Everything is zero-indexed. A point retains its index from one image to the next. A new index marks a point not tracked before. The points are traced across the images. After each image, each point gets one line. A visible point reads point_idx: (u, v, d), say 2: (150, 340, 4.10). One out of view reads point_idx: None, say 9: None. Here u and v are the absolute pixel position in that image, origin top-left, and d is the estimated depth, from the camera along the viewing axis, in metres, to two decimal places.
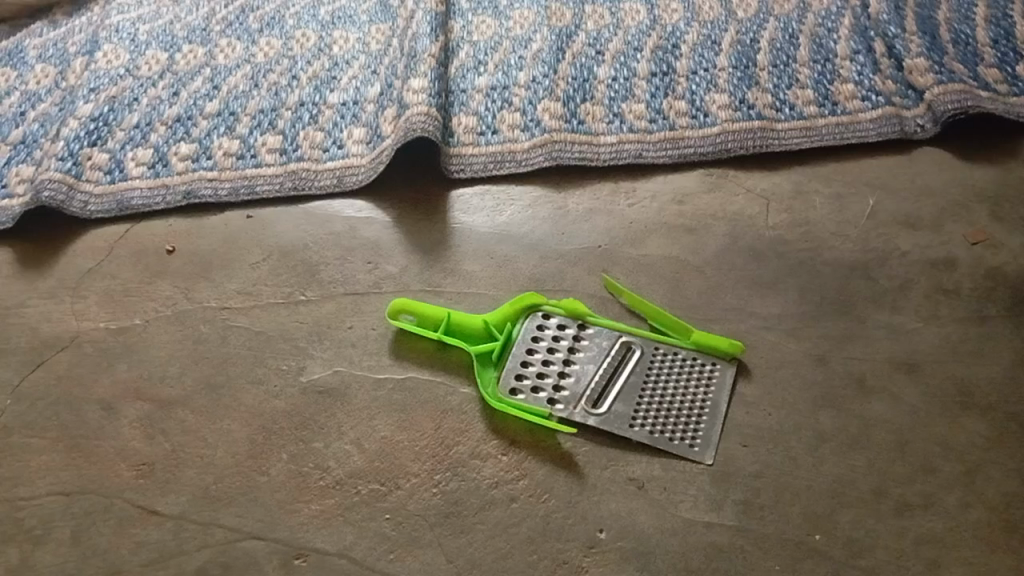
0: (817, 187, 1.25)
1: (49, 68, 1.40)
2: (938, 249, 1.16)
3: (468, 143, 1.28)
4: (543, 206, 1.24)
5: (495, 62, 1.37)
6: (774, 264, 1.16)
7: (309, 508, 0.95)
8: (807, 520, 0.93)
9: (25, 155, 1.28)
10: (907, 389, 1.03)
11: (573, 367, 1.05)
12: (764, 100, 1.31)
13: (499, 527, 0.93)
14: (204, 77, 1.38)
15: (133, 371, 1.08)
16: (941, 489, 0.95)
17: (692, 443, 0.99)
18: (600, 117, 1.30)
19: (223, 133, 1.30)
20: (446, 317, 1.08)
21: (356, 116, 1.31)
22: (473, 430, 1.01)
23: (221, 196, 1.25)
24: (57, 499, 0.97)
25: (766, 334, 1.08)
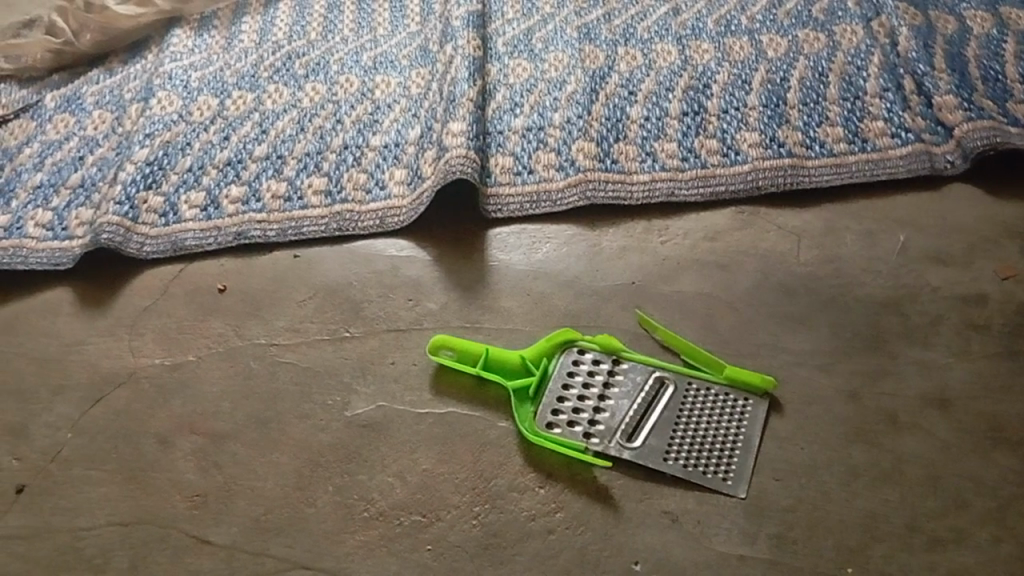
0: (847, 223, 1.27)
1: (106, 114, 1.48)
2: (969, 284, 1.18)
3: (506, 183, 1.32)
4: (578, 244, 1.28)
5: (531, 104, 1.42)
6: (806, 300, 1.18)
7: (354, 539, 0.99)
8: (839, 553, 0.94)
9: (85, 199, 1.35)
10: (940, 424, 1.04)
11: (609, 402, 1.08)
12: (794, 138, 1.34)
13: (537, 559, 0.96)
14: (253, 122, 1.44)
15: (187, 406, 1.13)
16: (974, 525, 0.96)
17: (725, 476, 1.01)
18: (633, 156, 1.34)
19: (272, 175, 1.36)
20: (485, 353, 1.12)
21: (398, 158, 1.36)
22: (511, 463, 1.04)
23: (269, 236, 1.31)
24: (115, 529, 1.02)
25: (798, 369, 1.10)
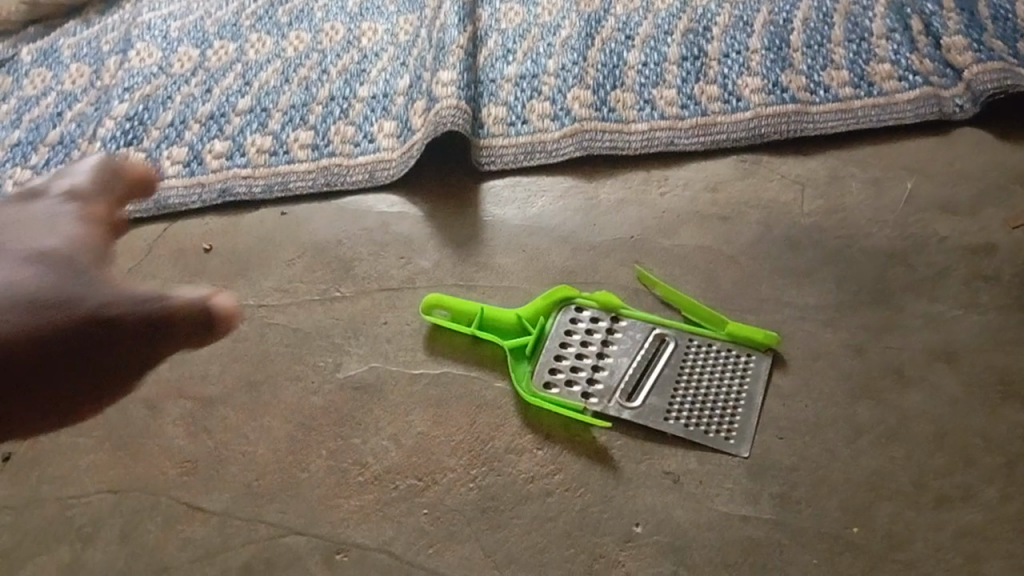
0: (853, 171, 1.22)
1: (84, 67, 1.42)
2: (979, 234, 1.14)
3: (499, 134, 1.27)
4: (574, 196, 1.23)
5: (524, 51, 1.36)
6: (811, 252, 1.14)
7: (349, 504, 0.97)
8: (845, 512, 0.93)
9: (63, 156, 1.30)
10: (948, 380, 1.01)
11: (607, 361, 1.06)
12: (798, 82, 1.29)
13: (536, 521, 0.94)
14: (235, 74, 1.39)
15: (175, 371, 1.10)
16: (982, 481, 0.94)
17: (728, 435, 0.98)
18: (630, 104, 1.29)
19: (256, 129, 1.31)
20: (480, 312, 1.09)
21: (387, 109, 1.31)
22: (509, 424, 1.01)
23: (255, 193, 1.26)
24: (105, 497, 1.00)
25: (802, 324, 1.08)
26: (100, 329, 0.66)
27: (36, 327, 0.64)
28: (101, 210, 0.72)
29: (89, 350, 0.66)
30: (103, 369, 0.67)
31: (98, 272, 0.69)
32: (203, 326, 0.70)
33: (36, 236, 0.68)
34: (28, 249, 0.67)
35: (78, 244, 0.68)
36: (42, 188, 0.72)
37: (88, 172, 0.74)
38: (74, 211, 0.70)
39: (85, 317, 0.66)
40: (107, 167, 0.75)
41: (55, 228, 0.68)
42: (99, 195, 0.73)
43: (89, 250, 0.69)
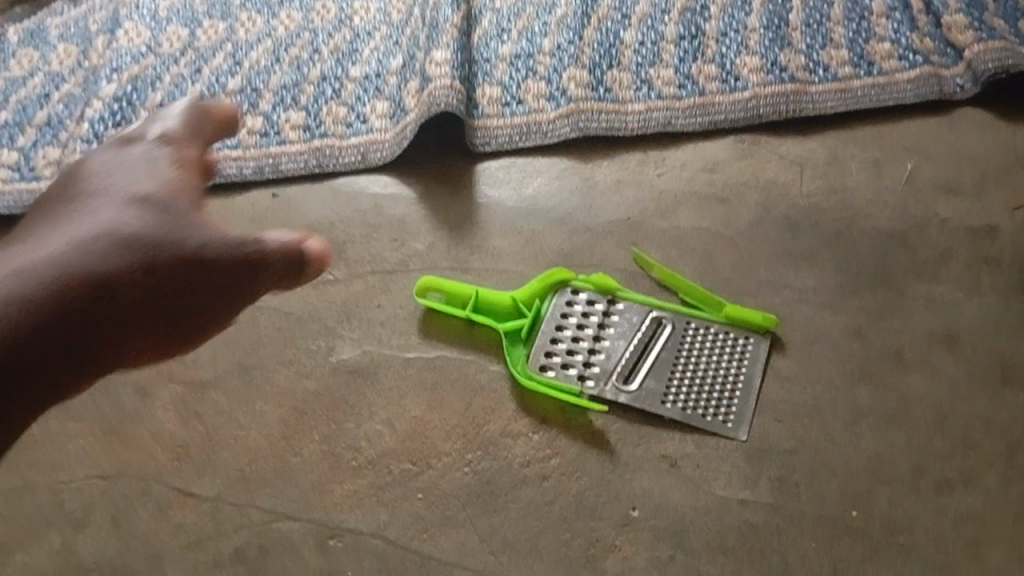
0: (853, 152, 1.21)
1: (71, 47, 1.39)
2: (980, 215, 1.13)
3: (494, 114, 1.25)
4: (570, 177, 1.22)
5: (519, 30, 1.34)
6: (810, 234, 1.13)
7: (343, 489, 0.96)
8: (844, 496, 0.92)
9: (51, 137, 1.29)
10: (948, 363, 1.00)
11: (604, 344, 1.04)
12: (797, 62, 1.27)
13: (532, 506, 0.93)
14: (226, 53, 1.36)
15: None
16: (982, 465, 0.93)
17: (726, 419, 0.97)
18: (627, 84, 1.27)
19: (247, 110, 1.29)
20: (475, 295, 1.07)
21: (380, 89, 1.29)
22: (504, 408, 1.00)
23: (246, 174, 1.24)
24: (95, 483, 0.99)
25: (801, 307, 1.06)
26: (181, 268, 0.56)
27: (134, 266, 0.54)
28: (194, 155, 0.60)
29: (172, 292, 0.56)
30: (171, 314, 0.57)
31: (194, 216, 0.57)
32: (288, 263, 0.58)
33: (129, 181, 0.58)
34: (131, 192, 0.57)
35: (180, 191, 0.58)
36: (136, 134, 0.61)
37: (179, 117, 0.62)
38: (168, 156, 0.59)
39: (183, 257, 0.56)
40: (193, 110, 0.63)
41: (146, 172, 0.58)
42: (192, 142, 0.61)
43: (185, 199, 0.58)
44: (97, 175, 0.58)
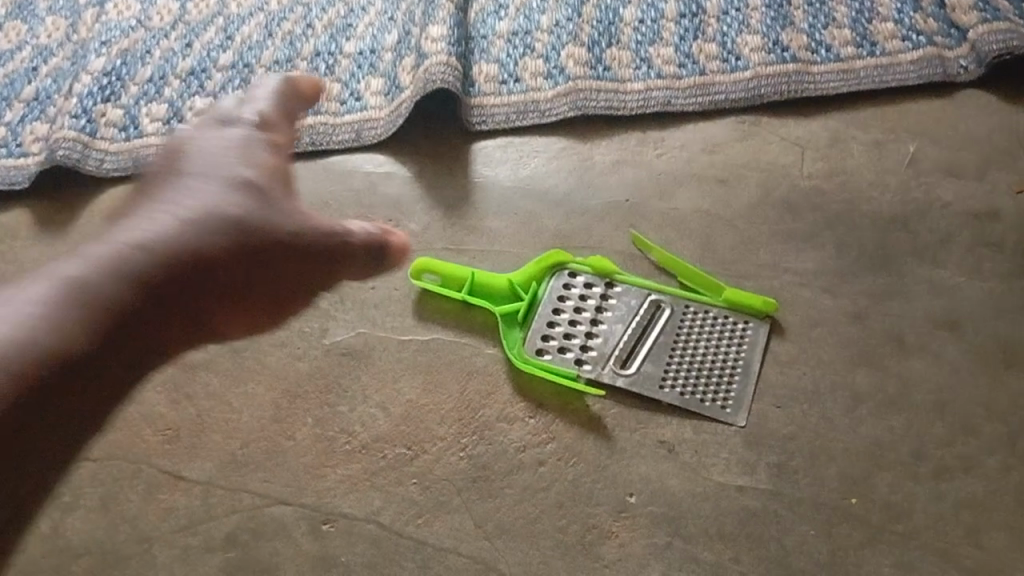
0: (855, 133, 1.19)
1: (59, 20, 1.36)
2: (982, 199, 1.11)
3: (490, 93, 1.23)
4: (568, 157, 1.20)
5: (517, 6, 1.31)
6: (810, 216, 1.11)
7: (337, 473, 0.94)
8: (843, 483, 0.91)
9: (38, 112, 1.26)
10: (948, 348, 0.99)
11: (602, 327, 1.03)
12: (799, 41, 1.25)
13: (528, 491, 0.92)
14: (217, 28, 1.33)
15: None
16: (982, 451, 0.92)
17: (724, 404, 0.96)
18: (627, 63, 1.25)
19: (239, 86, 1.27)
20: (470, 277, 1.06)
21: (374, 66, 1.26)
22: (500, 392, 0.99)
23: None
24: (84, 465, 0.97)
25: (801, 291, 1.05)
26: (279, 243, 0.76)
27: (246, 232, 0.74)
28: (284, 139, 0.79)
29: (273, 268, 0.76)
30: (273, 282, 0.77)
31: (287, 195, 0.78)
32: (371, 249, 0.80)
33: (234, 164, 0.75)
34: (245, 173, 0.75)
35: (282, 176, 0.78)
36: (234, 115, 0.78)
37: (270, 100, 0.80)
38: (267, 141, 0.78)
39: (274, 230, 0.76)
40: (282, 96, 0.80)
41: (246, 155, 0.75)
42: (282, 127, 0.79)
43: (281, 180, 0.77)
44: (212, 151, 0.75)
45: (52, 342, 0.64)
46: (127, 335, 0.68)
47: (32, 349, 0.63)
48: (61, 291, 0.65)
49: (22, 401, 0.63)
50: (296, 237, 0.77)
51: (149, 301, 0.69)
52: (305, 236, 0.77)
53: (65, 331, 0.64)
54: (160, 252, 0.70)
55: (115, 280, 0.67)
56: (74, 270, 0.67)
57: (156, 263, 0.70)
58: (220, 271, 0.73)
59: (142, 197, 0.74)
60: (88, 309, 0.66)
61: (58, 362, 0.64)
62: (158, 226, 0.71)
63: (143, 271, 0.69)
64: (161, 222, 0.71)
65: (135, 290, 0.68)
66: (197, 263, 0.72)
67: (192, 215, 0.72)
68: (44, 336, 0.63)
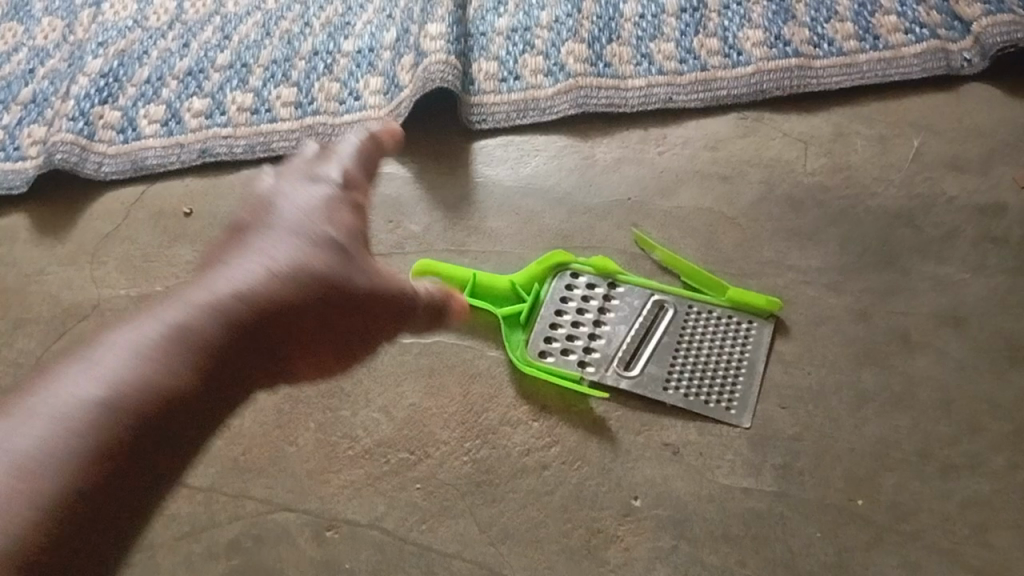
0: (858, 128, 1.18)
1: (56, 21, 1.35)
2: (988, 192, 1.10)
3: (490, 91, 1.22)
4: (570, 156, 1.19)
5: (516, 2, 1.29)
6: (814, 213, 1.10)
7: (340, 478, 0.94)
8: (849, 483, 0.91)
9: (36, 115, 1.25)
10: (954, 345, 0.99)
11: (605, 329, 1.02)
12: (801, 35, 1.24)
13: (532, 495, 0.91)
14: (215, 27, 1.32)
15: None
16: (989, 449, 0.92)
17: (729, 405, 0.96)
18: (627, 59, 1.24)
19: (237, 86, 1.26)
20: (471, 278, 1.05)
21: (373, 64, 1.25)
22: (503, 395, 0.98)
23: (236, 153, 1.21)
24: None
25: (805, 289, 1.04)
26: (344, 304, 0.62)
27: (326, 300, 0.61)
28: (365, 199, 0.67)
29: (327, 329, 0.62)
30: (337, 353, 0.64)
31: (371, 259, 0.65)
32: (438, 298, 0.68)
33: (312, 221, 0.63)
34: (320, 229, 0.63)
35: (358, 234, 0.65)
36: (317, 174, 0.66)
37: (353, 159, 0.68)
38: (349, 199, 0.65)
39: (358, 291, 0.62)
40: (367, 150, 0.69)
41: (329, 213, 0.63)
42: (365, 183, 0.67)
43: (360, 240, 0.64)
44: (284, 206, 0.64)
45: (97, 427, 0.49)
46: (189, 419, 0.54)
47: (63, 447, 0.48)
48: (117, 366, 0.52)
49: (47, 520, 0.46)
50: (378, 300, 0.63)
51: (212, 381, 0.56)
52: (385, 294, 0.63)
53: (116, 413, 0.50)
54: (226, 320, 0.57)
55: (177, 351, 0.54)
56: (131, 341, 0.53)
57: (221, 332, 0.56)
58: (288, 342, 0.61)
59: (210, 259, 0.61)
60: (145, 384, 0.52)
61: (96, 463, 0.49)
62: (224, 289, 0.58)
63: (206, 331, 0.56)
64: (230, 283, 0.59)
65: (199, 364, 0.55)
66: (263, 333, 0.59)
67: (262, 277, 0.59)
68: (88, 422, 0.50)
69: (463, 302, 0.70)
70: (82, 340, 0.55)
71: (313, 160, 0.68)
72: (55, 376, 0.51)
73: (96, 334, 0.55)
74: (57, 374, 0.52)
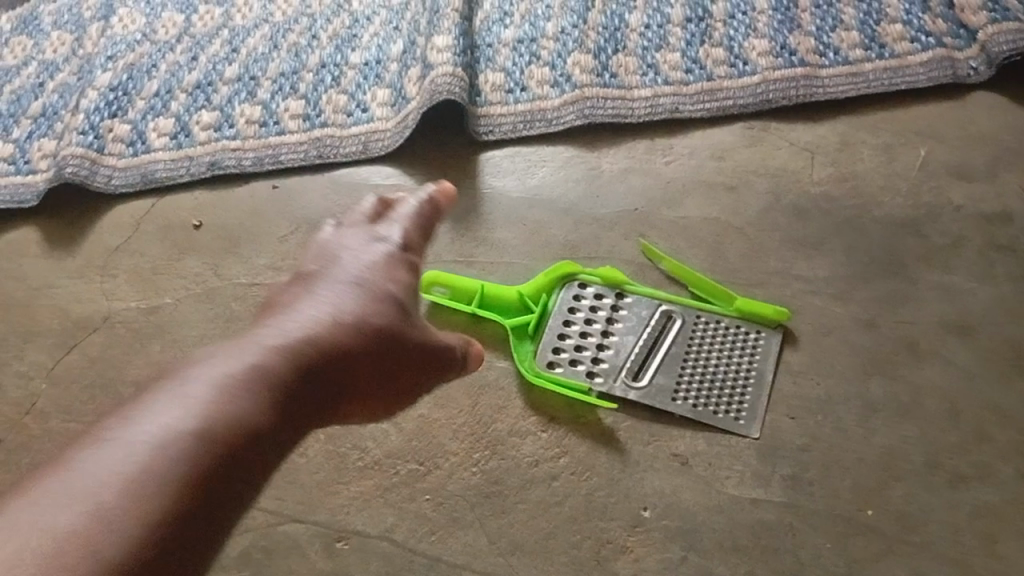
0: (864, 137, 1.18)
1: (65, 35, 1.36)
2: (995, 201, 1.10)
3: (497, 102, 1.23)
4: (577, 167, 1.19)
5: (522, 14, 1.30)
6: (820, 222, 1.11)
7: (349, 490, 0.94)
8: (858, 494, 0.90)
9: (46, 128, 1.26)
10: (962, 354, 0.98)
11: (613, 339, 1.03)
12: (807, 45, 1.24)
13: (541, 506, 0.91)
14: (223, 40, 1.33)
15: (167, 353, 1.08)
16: (999, 459, 0.91)
17: (737, 416, 0.96)
18: (633, 69, 1.24)
19: (245, 99, 1.27)
20: (480, 290, 1.05)
21: (380, 76, 1.26)
22: (511, 406, 0.98)
23: (245, 166, 1.22)
24: None
25: (812, 298, 1.04)
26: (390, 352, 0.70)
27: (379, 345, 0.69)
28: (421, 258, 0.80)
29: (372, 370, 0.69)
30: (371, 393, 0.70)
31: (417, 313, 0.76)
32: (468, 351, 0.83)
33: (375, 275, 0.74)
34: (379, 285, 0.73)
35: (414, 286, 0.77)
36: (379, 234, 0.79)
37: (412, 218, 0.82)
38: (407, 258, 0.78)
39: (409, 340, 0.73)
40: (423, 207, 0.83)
41: (395, 268, 0.75)
42: (421, 245, 0.81)
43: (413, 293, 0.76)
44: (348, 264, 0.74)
45: (193, 452, 0.53)
46: (269, 449, 0.57)
47: (166, 469, 0.51)
48: (203, 398, 0.56)
49: (155, 537, 0.49)
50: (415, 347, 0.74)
51: (285, 415, 0.59)
52: (432, 342, 0.77)
53: (210, 439, 0.54)
54: (291, 362, 0.62)
55: (255, 388, 0.58)
56: (210, 379, 0.57)
57: (289, 372, 0.61)
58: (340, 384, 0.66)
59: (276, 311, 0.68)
60: (231, 414, 0.56)
61: (195, 486, 0.51)
62: (286, 335, 0.64)
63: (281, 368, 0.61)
64: (291, 331, 0.64)
65: (274, 397, 0.59)
66: (321, 374, 0.64)
67: (329, 324, 0.67)
68: (184, 446, 0.52)
69: (480, 353, 0.85)
70: (159, 380, 0.58)
71: (368, 221, 0.81)
72: (144, 410, 0.55)
73: (169, 375, 0.59)
74: (145, 408, 0.55)
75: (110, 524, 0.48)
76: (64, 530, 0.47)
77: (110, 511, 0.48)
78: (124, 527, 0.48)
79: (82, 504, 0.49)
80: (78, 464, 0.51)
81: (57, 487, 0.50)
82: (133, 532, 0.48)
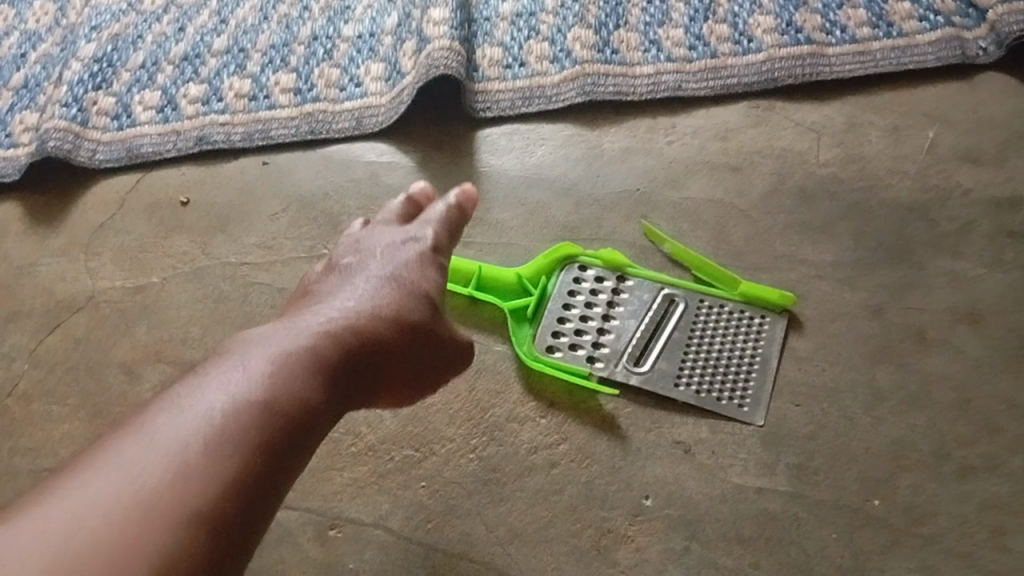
0: (872, 118, 1.15)
1: (48, 4, 1.31)
2: (1005, 186, 1.07)
3: (495, 78, 1.19)
4: (577, 146, 1.16)
5: None
6: (826, 206, 1.08)
7: (343, 476, 0.92)
8: (864, 484, 0.89)
9: (28, 101, 1.22)
10: (970, 343, 0.96)
11: (614, 323, 1.00)
12: (813, 22, 1.20)
13: (540, 495, 0.89)
14: (211, 10, 1.28)
15: (154, 334, 1.05)
16: (1008, 450, 0.90)
17: (741, 403, 0.94)
18: (635, 45, 1.21)
19: (234, 72, 1.22)
20: (478, 271, 1.03)
21: (374, 50, 1.22)
22: (509, 391, 0.96)
23: (234, 141, 1.18)
24: None
25: (818, 284, 1.02)
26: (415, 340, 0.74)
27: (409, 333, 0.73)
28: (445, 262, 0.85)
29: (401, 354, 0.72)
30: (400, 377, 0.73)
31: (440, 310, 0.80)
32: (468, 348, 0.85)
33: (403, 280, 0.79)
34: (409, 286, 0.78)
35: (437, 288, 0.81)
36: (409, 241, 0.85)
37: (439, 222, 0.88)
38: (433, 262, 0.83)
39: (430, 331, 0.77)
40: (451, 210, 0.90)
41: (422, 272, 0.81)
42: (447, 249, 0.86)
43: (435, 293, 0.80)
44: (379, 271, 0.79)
45: (255, 418, 0.56)
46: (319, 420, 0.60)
47: (232, 437, 0.54)
48: (262, 368, 0.59)
49: (226, 495, 0.52)
50: (441, 341, 0.78)
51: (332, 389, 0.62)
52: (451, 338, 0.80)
53: (271, 410, 0.57)
54: (337, 343, 0.65)
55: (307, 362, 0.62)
56: (268, 353, 0.61)
57: (338, 353, 0.64)
58: (378, 370, 0.69)
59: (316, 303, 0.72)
60: (290, 388, 0.59)
61: (262, 449, 0.55)
62: (330, 322, 0.67)
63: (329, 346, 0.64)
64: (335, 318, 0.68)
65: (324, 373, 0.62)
66: (361, 355, 0.67)
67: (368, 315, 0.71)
68: (250, 414, 0.56)
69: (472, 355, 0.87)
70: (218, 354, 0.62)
71: (400, 222, 0.91)
72: (210, 380, 0.58)
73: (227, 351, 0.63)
74: (210, 378, 0.59)
75: (185, 486, 0.52)
76: (154, 479, 0.52)
77: (191, 467, 0.52)
78: (199, 489, 0.52)
79: (167, 461, 0.53)
80: (158, 427, 0.55)
81: (135, 447, 0.54)
82: (211, 488, 0.52)
